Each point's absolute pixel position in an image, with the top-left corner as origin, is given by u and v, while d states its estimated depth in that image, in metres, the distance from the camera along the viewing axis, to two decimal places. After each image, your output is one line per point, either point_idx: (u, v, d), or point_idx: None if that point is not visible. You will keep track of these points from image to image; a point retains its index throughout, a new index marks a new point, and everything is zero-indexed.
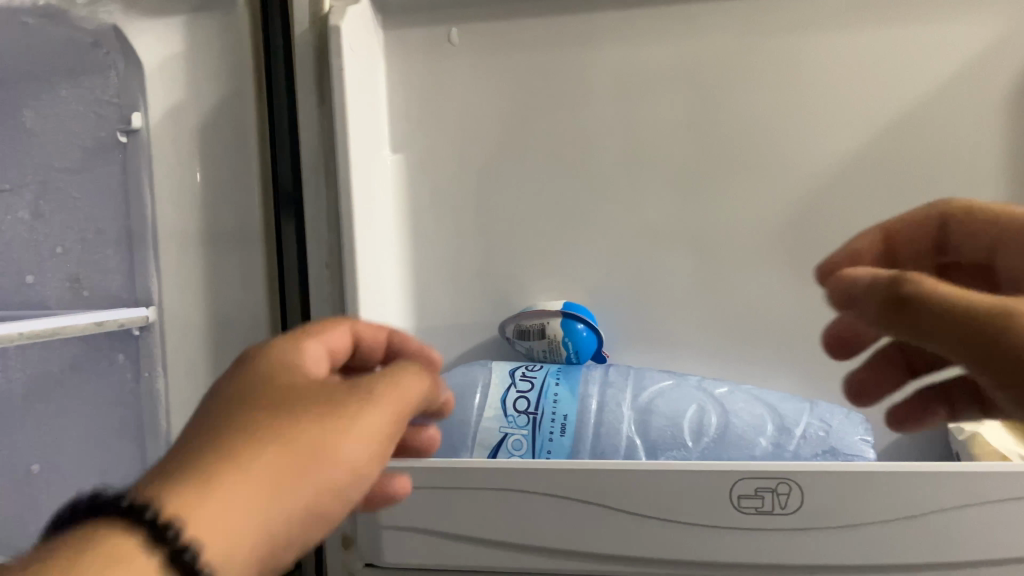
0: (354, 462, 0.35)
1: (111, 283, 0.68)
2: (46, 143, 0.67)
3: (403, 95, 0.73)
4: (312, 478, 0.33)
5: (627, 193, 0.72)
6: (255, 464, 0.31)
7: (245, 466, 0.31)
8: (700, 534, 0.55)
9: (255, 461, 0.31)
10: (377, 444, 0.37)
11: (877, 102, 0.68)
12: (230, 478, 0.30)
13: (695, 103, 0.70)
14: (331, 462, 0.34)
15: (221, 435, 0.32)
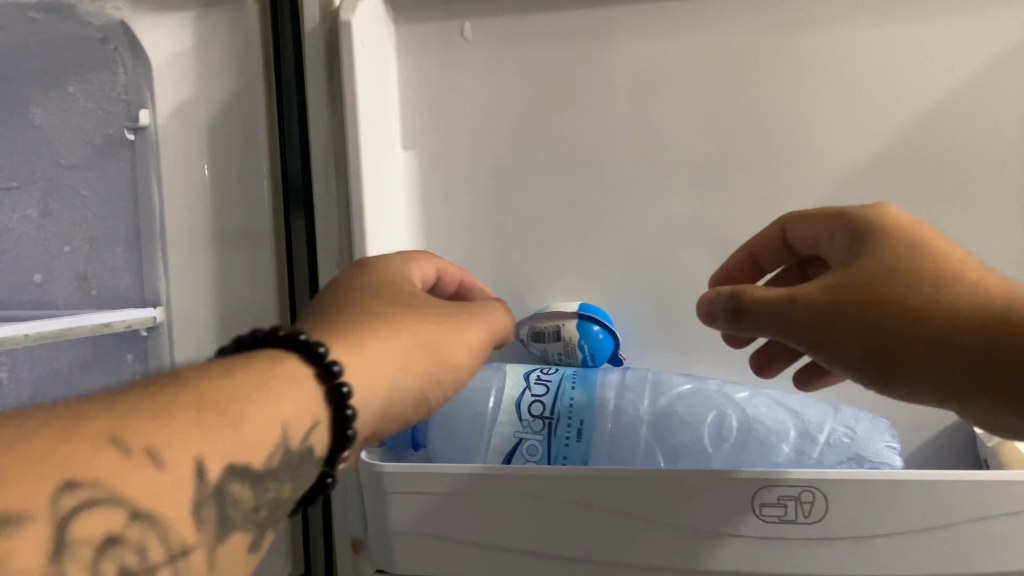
0: (441, 357, 0.47)
1: (119, 282, 0.67)
2: (57, 140, 0.67)
3: (415, 91, 0.71)
4: (417, 359, 0.45)
5: (642, 192, 0.70)
6: (386, 334, 0.45)
7: (378, 334, 0.44)
8: (719, 542, 0.53)
9: (379, 337, 0.44)
10: (472, 353, 0.50)
11: (905, 98, 0.66)
12: (371, 333, 0.44)
13: (716, 99, 0.68)
14: (431, 351, 0.46)
15: (361, 310, 0.46)
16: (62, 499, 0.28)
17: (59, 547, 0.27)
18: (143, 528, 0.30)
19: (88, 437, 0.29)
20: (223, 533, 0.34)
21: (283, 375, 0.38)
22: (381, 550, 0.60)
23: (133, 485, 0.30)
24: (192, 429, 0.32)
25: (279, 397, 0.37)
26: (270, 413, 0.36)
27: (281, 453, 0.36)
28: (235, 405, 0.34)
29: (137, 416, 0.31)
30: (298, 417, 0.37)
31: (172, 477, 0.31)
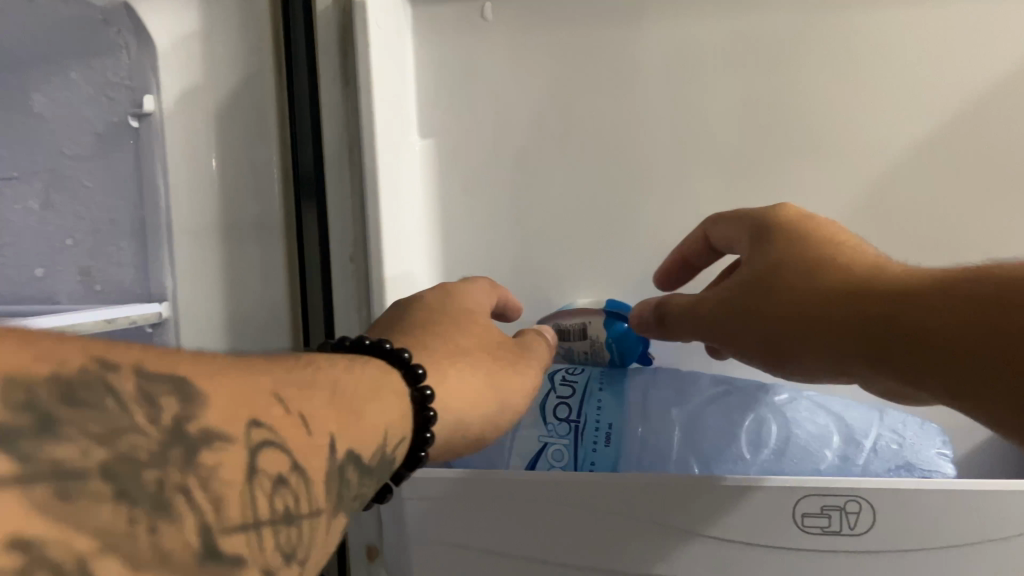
0: (513, 400, 0.48)
1: (124, 276, 0.64)
2: (59, 129, 0.63)
3: (433, 80, 0.68)
4: (493, 397, 0.46)
5: (672, 183, 0.68)
6: (465, 368, 0.46)
7: (460, 369, 0.45)
8: (756, 554, 0.50)
9: (459, 370, 0.45)
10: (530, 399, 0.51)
11: (951, 83, 0.63)
12: (454, 368, 0.45)
13: (750, 85, 0.65)
14: (504, 393, 0.47)
15: (448, 341, 0.47)
16: (252, 432, 0.27)
17: (250, 473, 0.26)
18: (299, 479, 0.28)
19: (260, 388, 0.28)
20: (339, 508, 0.31)
21: (393, 385, 0.38)
22: (395, 557, 0.57)
23: (293, 436, 0.28)
24: (329, 408, 0.31)
25: (390, 402, 0.37)
26: (380, 416, 0.35)
27: (382, 456, 0.35)
28: (356, 399, 0.34)
29: (287, 382, 0.30)
30: (400, 426, 0.37)
31: (314, 444, 0.29)
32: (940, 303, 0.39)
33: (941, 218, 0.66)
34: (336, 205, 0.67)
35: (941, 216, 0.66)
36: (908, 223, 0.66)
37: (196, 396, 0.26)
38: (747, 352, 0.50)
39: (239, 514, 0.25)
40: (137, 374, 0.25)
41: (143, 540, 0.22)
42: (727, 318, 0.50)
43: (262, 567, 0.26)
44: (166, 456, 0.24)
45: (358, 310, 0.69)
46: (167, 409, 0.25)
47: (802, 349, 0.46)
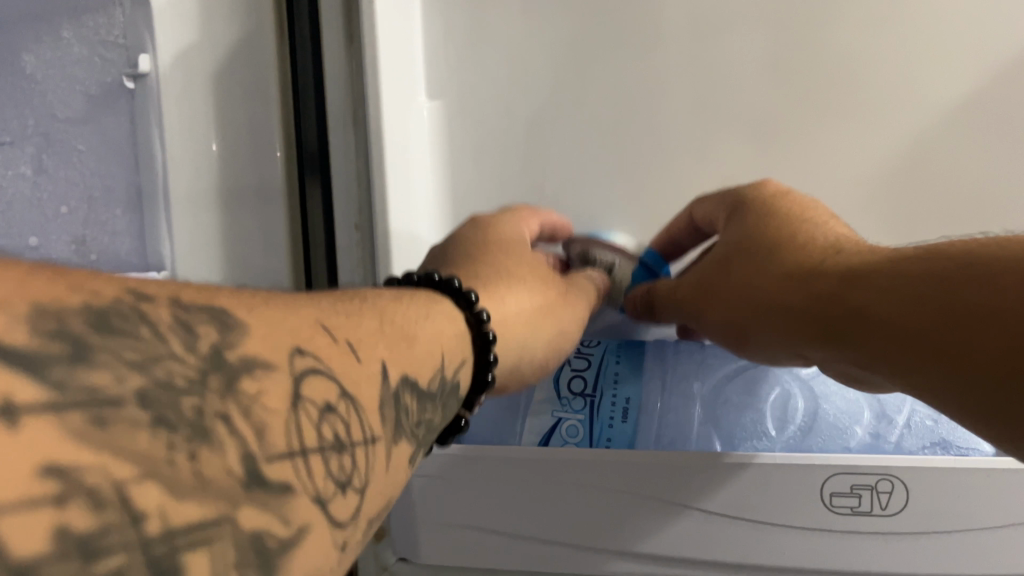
0: (566, 328, 0.49)
1: (118, 244, 0.61)
2: (48, 92, 0.59)
3: (446, 40, 0.65)
4: (550, 330, 0.47)
5: (695, 143, 0.65)
6: (523, 296, 0.46)
7: (517, 294, 0.46)
8: (785, 537, 0.47)
9: (516, 298, 0.46)
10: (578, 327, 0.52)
11: (988, 37, 0.60)
12: (514, 299, 0.45)
13: (775, 42, 0.63)
14: (558, 323, 0.48)
15: (500, 269, 0.47)
16: (295, 361, 0.25)
17: (295, 398, 0.24)
18: (350, 407, 0.26)
19: (304, 314, 0.27)
20: (398, 437, 0.29)
21: (446, 311, 0.38)
22: (404, 537, 0.55)
23: (339, 363, 0.26)
24: (378, 333, 0.31)
25: (444, 327, 0.36)
26: (436, 337, 0.35)
27: (440, 380, 0.34)
28: (408, 326, 0.33)
29: (329, 313, 0.29)
30: (456, 352, 0.37)
31: (366, 370, 0.28)
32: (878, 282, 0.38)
33: (974, 182, 0.63)
34: (339, 163, 0.64)
35: (979, 179, 0.63)
36: (942, 188, 0.63)
37: (235, 324, 0.24)
38: (717, 329, 0.50)
39: (284, 441, 0.22)
40: (177, 305, 0.22)
41: (185, 468, 0.19)
42: (703, 294, 0.50)
43: (316, 497, 0.23)
44: (206, 382, 0.21)
45: (363, 278, 0.66)
46: (205, 337, 0.22)
47: (763, 325, 0.45)
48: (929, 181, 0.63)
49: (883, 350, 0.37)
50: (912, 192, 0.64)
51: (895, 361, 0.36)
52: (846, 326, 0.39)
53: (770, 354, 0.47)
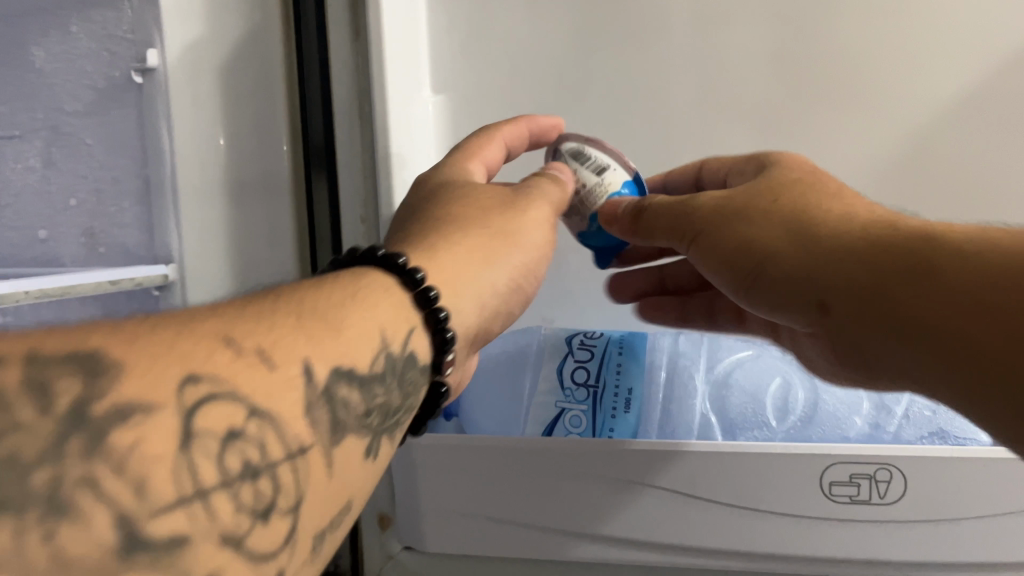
0: (527, 271, 0.51)
1: (128, 237, 0.62)
2: (56, 84, 0.61)
3: (450, 31, 0.66)
4: (512, 282, 0.50)
5: (699, 132, 0.66)
6: (477, 248, 0.48)
7: (466, 252, 0.47)
8: (781, 524, 0.50)
9: (468, 257, 0.47)
10: (546, 235, 0.53)
11: (991, 33, 0.61)
12: (465, 261, 0.47)
13: (779, 38, 0.63)
14: (523, 270, 0.50)
15: (451, 225, 0.48)
16: (186, 391, 0.27)
17: (186, 438, 0.26)
18: (260, 425, 0.29)
19: (202, 335, 0.29)
20: (340, 433, 0.33)
21: (383, 289, 0.39)
22: (410, 526, 0.56)
23: (248, 381, 0.29)
24: (297, 330, 0.32)
25: (382, 304, 0.38)
26: (370, 320, 0.37)
27: (385, 358, 0.37)
28: (334, 311, 0.35)
29: (237, 322, 0.31)
30: (402, 324, 0.39)
31: (283, 376, 0.30)
32: (965, 251, 0.38)
33: (977, 177, 0.64)
34: (345, 159, 0.68)
35: (981, 173, 0.64)
36: (944, 182, 0.64)
37: (105, 369, 0.25)
38: (728, 256, 0.49)
39: (171, 489, 0.25)
40: (30, 363, 0.24)
41: (40, 549, 0.21)
42: (720, 220, 0.49)
43: (223, 535, 0.26)
44: (63, 449, 0.23)
45: None
46: (64, 395, 0.24)
47: (801, 255, 0.45)
48: (931, 176, 0.64)
49: (953, 309, 0.37)
50: (914, 185, 0.64)
51: (964, 325, 0.37)
52: (922, 270, 0.39)
53: (782, 286, 0.46)
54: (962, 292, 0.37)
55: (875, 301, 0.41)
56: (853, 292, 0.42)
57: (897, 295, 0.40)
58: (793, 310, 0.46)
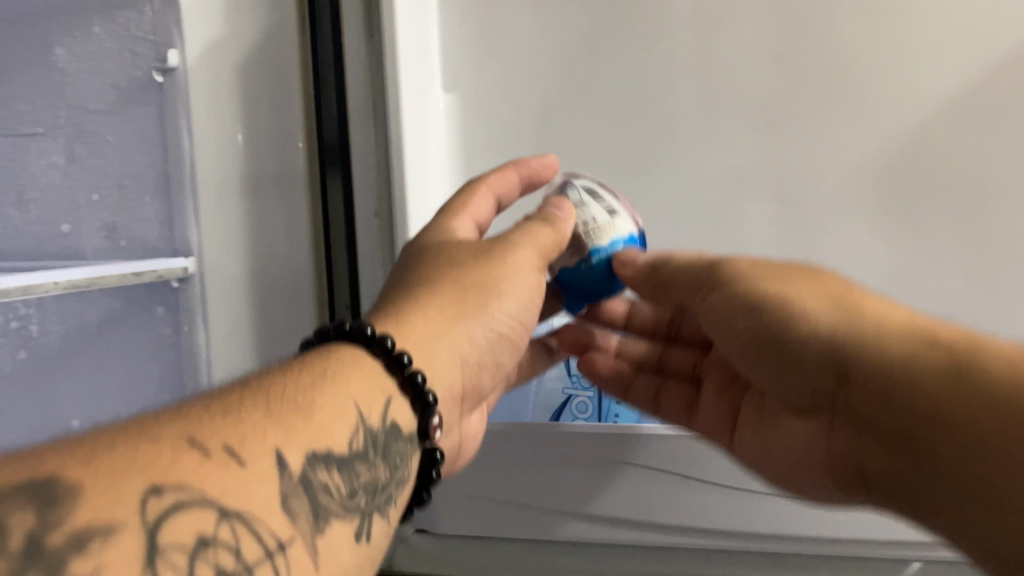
0: (505, 331, 0.48)
1: (148, 232, 0.64)
2: (80, 84, 0.63)
3: (460, 33, 0.69)
4: (501, 331, 0.49)
5: (703, 130, 0.68)
6: (430, 324, 0.44)
7: (435, 316, 0.45)
8: (778, 507, 0.54)
9: (448, 317, 0.45)
10: (538, 275, 0.50)
11: (986, 32, 0.63)
12: (438, 323, 0.45)
13: (779, 37, 0.66)
14: (510, 325, 0.49)
15: (413, 304, 0.45)
16: (148, 506, 0.24)
17: (152, 549, 0.23)
18: (232, 526, 0.26)
19: (169, 441, 0.27)
20: (321, 523, 0.30)
21: (360, 368, 0.38)
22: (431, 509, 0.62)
23: (213, 483, 0.27)
24: (266, 417, 0.31)
25: (350, 384, 0.36)
26: (337, 401, 0.34)
27: (363, 431, 0.35)
28: (309, 394, 0.34)
29: (208, 420, 0.29)
30: (378, 396, 0.37)
31: (255, 471, 0.28)
32: (1009, 364, 0.35)
33: (978, 173, 0.64)
34: (359, 158, 0.68)
35: (984, 169, 0.64)
36: (945, 177, 0.65)
37: (63, 490, 0.23)
38: (753, 307, 0.45)
39: None
40: None
41: None
42: (750, 279, 0.46)
43: None
44: None
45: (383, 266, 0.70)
46: (18, 528, 0.22)
47: (839, 322, 0.41)
48: (934, 172, 0.65)
49: (985, 417, 0.35)
50: (916, 182, 0.65)
51: (994, 433, 0.34)
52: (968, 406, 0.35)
53: (807, 350, 0.42)
54: (987, 402, 0.35)
55: (897, 387, 0.38)
56: (884, 375, 0.38)
57: (924, 385, 0.37)
58: (810, 374, 0.43)
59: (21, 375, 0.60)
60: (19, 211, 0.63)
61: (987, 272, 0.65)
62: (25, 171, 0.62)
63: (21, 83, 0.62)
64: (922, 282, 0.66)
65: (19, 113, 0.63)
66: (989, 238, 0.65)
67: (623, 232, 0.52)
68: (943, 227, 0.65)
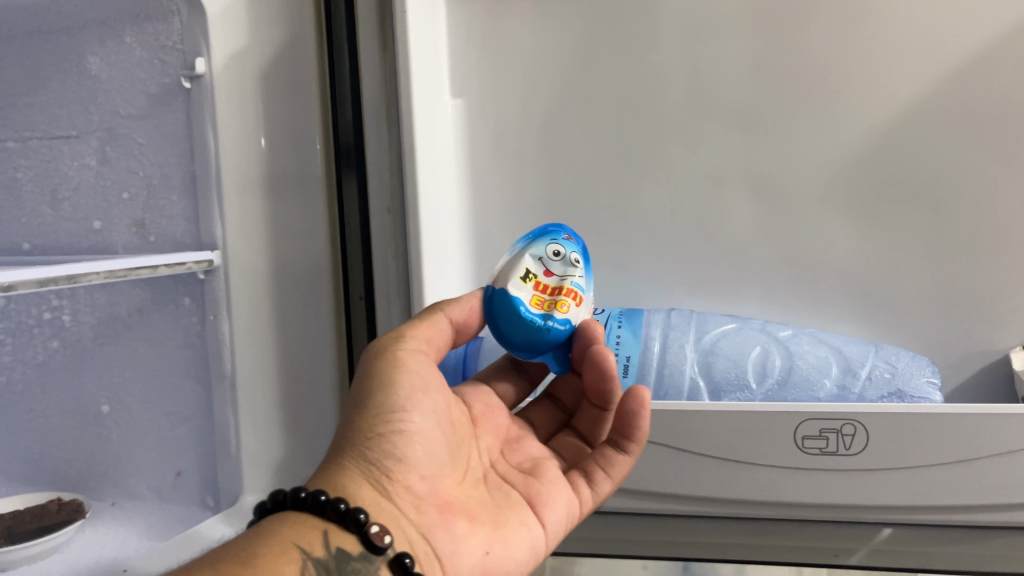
0: (412, 431, 0.48)
1: (176, 227, 0.68)
2: (111, 90, 0.67)
3: (466, 41, 0.74)
4: (405, 438, 0.48)
5: (691, 134, 0.73)
6: (334, 470, 0.46)
7: (337, 464, 0.47)
8: (754, 476, 0.59)
9: (344, 457, 0.47)
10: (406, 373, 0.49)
11: (951, 41, 0.68)
12: (334, 468, 0.46)
13: (760, 47, 0.71)
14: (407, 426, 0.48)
15: (328, 461, 0.48)
16: None
17: None
18: None
19: None
20: None
21: (288, 522, 0.43)
22: None
23: None
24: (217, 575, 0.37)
25: (282, 537, 0.41)
26: (273, 552, 0.40)
27: (312, 565, 0.41)
28: (246, 552, 0.39)
29: None
30: (314, 532, 0.42)
31: None
32: None
33: (946, 170, 0.70)
34: (374, 161, 0.73)
35: (948, 170, 0.70)
36: (915, 176, 0.70)
37: None
38: None
39: None
40: None
41: None
42: None
43: None
44: None
45: (396, 261, 0.74)
46: None
47: None
48: (901, 171, 0.71)
49: None
50: (887, 181, 0.71)
51: None
52: None
53: None
54: None
55: None
56: None
57: None
58: None
59: (56, 360, 0.72)
60: (53, 209, 0.71)
61: (953, 265, 0.71)
62: (60, 172, 0.70)
63: (60, 91, 0.69)
64: (888, 274, 0.72)
65: (57, 118, 0.70)
66: (957, 234, 0.70)
67: (518, 269, 0.52)
68: (913, 225, 0.71)
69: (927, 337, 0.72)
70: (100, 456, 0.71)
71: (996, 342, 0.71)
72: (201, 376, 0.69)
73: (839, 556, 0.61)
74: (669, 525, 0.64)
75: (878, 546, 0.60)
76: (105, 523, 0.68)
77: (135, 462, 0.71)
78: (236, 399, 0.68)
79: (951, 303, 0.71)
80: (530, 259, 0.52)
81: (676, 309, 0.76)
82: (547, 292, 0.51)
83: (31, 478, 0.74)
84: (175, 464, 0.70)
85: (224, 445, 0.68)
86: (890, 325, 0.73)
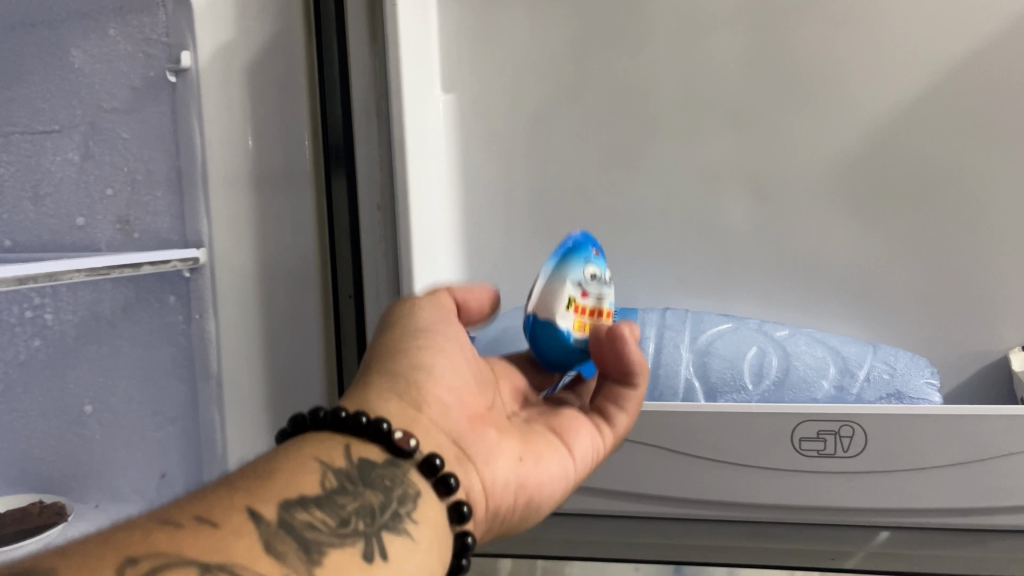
0: (433, 356, 0.49)
1: (160, 224, 0.66)
2: (95, 83, 0.66)
3: (458, 35, 0.73)
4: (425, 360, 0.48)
5: (686, 131, 0.72)
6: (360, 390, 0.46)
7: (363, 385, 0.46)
8: (751, 479, 0.58)
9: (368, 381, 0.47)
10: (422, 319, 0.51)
11: (945, 40, 0.67)
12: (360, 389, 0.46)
13: (755, 45, 0.70)
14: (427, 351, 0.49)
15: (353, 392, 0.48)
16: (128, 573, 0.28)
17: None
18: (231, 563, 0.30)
19: (141, 522, 0.31)
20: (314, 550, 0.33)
21: (309, 440, 0.41)
22: None
23: (197, 540, 0.30)
24: (234, 487, 0.34)
25: (302, 450, 0.39)
26: (293, 463, 0.38)
27: (334, 473, 0.38)
28: (265, 466, 0.37)
29: (178, 503, 0.33)
30: (334, 447, 0.40)
31: (231, 525, 0.32)
32: None
33: (941, 168, 0.69)
34: (362, 155, 0.72)
35: (945, 169, 0.69)
36: (912, 175, 0.70)
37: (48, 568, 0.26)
38: None
39: None
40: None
41: None
42: None
43: None
44: None
45: (384, 258, 0.73)
46: None
47: None
48: (897, 169, 0.70)
49: None
50: (885, 178, 0.70)
51: None
52: None
53: None
54: None
55: None
56: None
57: None
58: None
59: (39, 360, 0.70)
60: (35, 205, 0.69)
61: (950, 263, 0.70)
62: (42, 168, 0.69)
63: (42, 85, 0.68)
64: (884, 273, 0.71)
65: (40, 112, 0.68)
66: (954, 233, 0.70)
67: (561, 298, 0.52)
68: (910, 224, 0.70)
69: (923, 337, 0.71)
70: (82, 457, 0.70)
71: (994, 342, 0.70)
72: (188, 375, 0.68)
73: (836, 560, 0.60)
74: (665, 529, 0.63)
75: (876, 549, 0.59)
76: (88, 525, 0.67)
77: (118, 464, 0.69)
78: (223, 399, 0.66)
79: (948, 303, 0.71)
80: (571, 285, 0.52)
81: (671, 308, 0.74)
82: (588, 313, 0.53)
83: (12, 480, 0.72)
84: (160, 465, 0.69)
85: (209, 447, 0.67)
86: (886, 324, 0.72)
